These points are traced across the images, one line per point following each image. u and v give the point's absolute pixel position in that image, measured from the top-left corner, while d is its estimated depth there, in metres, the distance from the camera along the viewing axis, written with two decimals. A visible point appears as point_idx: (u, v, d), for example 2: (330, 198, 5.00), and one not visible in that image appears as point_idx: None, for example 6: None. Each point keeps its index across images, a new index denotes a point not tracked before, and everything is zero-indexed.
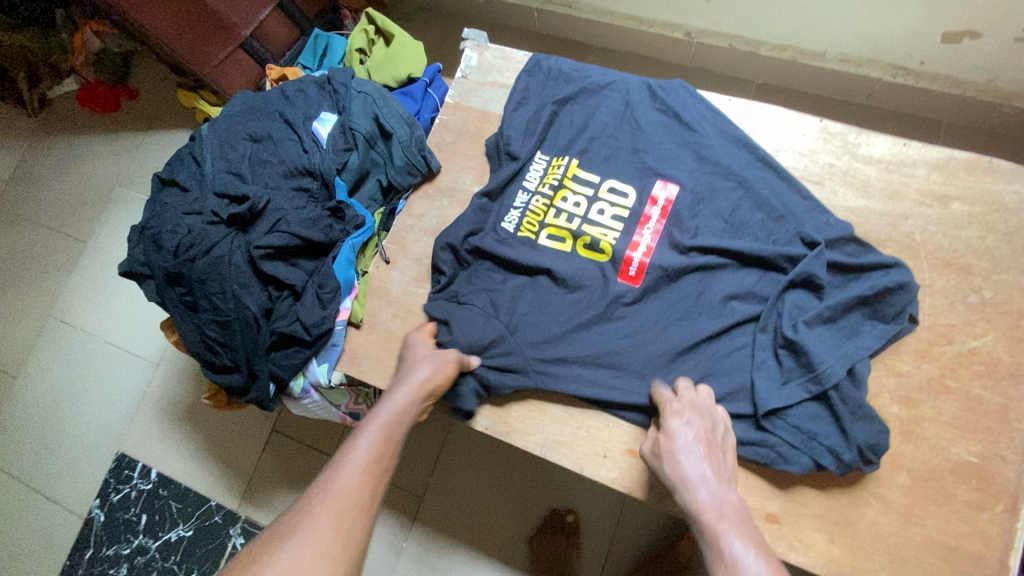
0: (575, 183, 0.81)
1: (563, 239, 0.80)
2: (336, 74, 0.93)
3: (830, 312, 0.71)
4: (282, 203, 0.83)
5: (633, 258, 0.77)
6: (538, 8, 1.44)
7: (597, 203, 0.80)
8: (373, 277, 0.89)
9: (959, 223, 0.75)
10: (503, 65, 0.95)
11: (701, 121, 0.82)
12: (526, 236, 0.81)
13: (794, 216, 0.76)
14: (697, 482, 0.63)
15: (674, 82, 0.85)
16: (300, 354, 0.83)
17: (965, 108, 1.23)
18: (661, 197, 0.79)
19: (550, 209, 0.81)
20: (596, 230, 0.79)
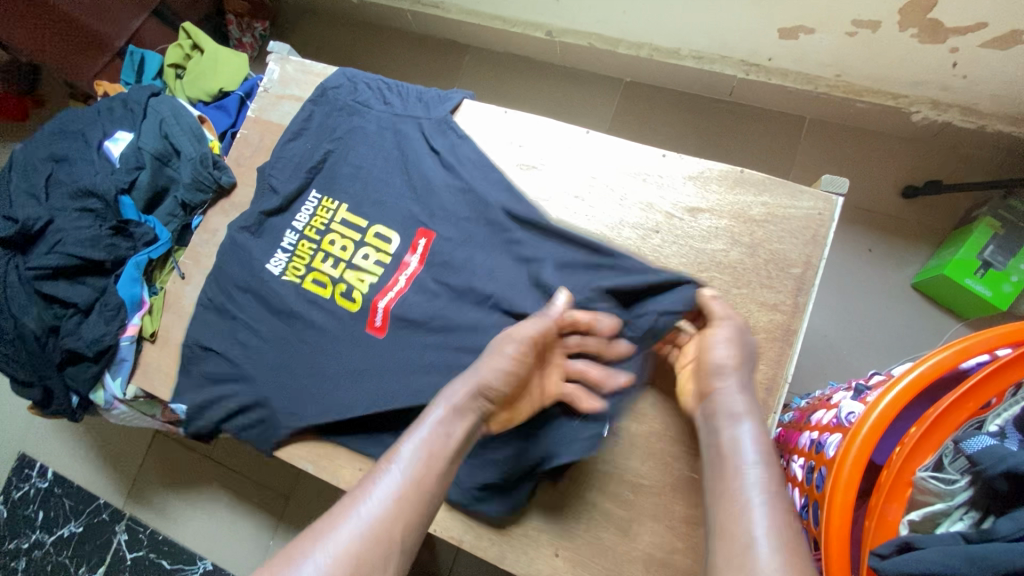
0: (340, 225, 0.83)
1: (324, 286, 0.81)
2: (135, 94, 0.96)
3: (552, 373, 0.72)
4: (63, 223, 0.85)
5: (380, 309, 0.78)
6: (410, 10, 1.44)
7: (362, 250, 0.82)
8: (168, 291, 0.91)
9: (707, 235, 0.75)
10: (302, 78, 0.95)
11: (464, 164, 0.83)
12: (290, 280, 0.82)
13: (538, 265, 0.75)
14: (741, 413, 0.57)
15: (447, 119, 0.86)
16: (88, 369, 0.87)
17: (823, 105, 1.22)
18: (420, 246, 0.81)
19: (315, 252, 0.83)
20: (354, 277, 0.81)
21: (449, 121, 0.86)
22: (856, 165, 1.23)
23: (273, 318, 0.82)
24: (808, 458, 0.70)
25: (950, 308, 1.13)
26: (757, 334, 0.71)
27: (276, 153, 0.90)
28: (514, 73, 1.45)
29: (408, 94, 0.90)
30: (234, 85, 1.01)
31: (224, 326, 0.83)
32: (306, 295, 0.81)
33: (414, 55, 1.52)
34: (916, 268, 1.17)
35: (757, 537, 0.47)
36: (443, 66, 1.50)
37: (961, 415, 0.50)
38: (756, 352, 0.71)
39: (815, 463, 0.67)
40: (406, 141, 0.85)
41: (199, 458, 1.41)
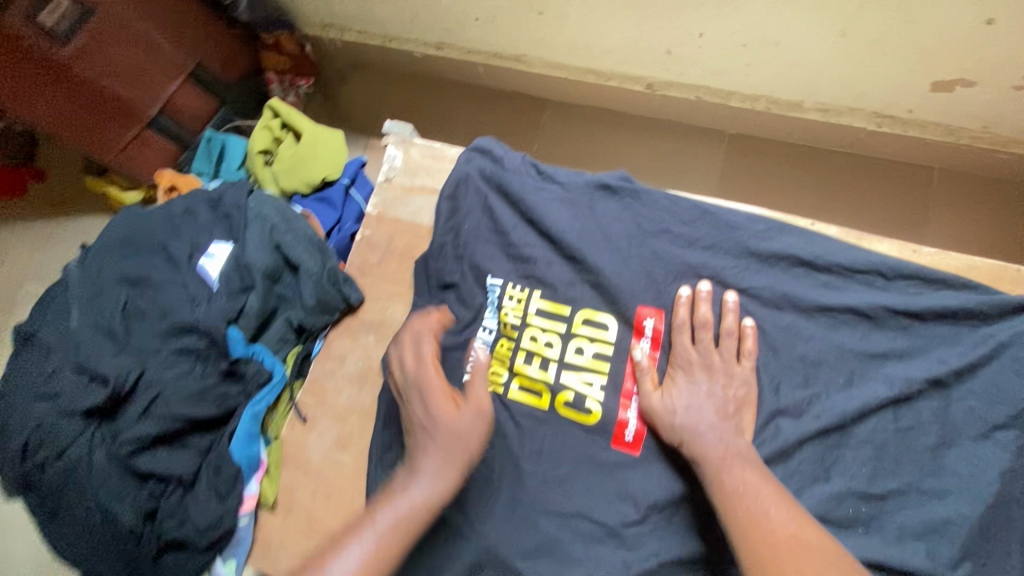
0: (538, 315, 0.71)
1: (539, 393, 0.69)
2: (229, 193, 0.78)
3: (842, 520, 0.59)
4: (157, 373, 0.66)
5: (628, 420, 0.66)
6: (483, 63, 1.30)
7: (572, 342, 0.70)
8: (287, 442, 0.72)
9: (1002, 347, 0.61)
10: (435, 165, 0.79)
11: (671, 262, 0.70)
12: (494, 391, 0.71)
13: (790, 397, 0.63)
14: (696, 414, 0.60)
15: (628, 205, 0.73)
16: (196, 559, 0.67)
17: (958, 156, 1.13)
18: (648, 327, 0.68)
19: (515, 354, 0.71)
20: (579, 380, 0.69)
21: (630, 182, 0.73)
22: (996, 218, 1.15)
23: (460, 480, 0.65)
24: None
25: None
26: None
27: (431, 249, 0.75)
28: (601, 129, 1.33)
29: (567, 168, 0.77)
30: (338, 172, 0.85)
31: None
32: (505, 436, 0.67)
33: (485, 111, 1.38)
34: None
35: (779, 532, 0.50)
36: (520, 122, 1.37)
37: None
38: None
39: None
40: (599, 220, 0.73)
41: None
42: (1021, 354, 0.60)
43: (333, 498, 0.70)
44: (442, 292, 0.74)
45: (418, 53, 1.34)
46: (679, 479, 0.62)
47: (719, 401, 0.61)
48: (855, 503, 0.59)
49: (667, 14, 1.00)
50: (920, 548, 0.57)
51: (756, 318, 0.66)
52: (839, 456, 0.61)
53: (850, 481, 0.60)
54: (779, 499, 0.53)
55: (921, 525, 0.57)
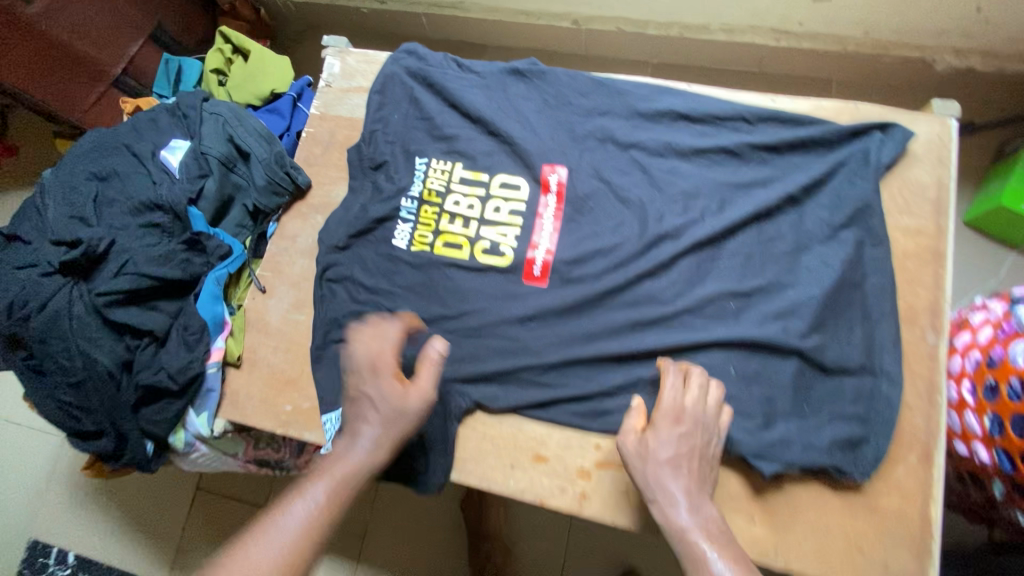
0: (460, 183, 0.81)
1: (461, 246, 0.79)
2: (185, 99, 0.88)
3: (718, 314, 0.70)
4: (129, 242, 0.76)
5: (535, 258, 0.77)
6: (425, 13, 1.41)
7: (491, 202, 0.80)
8: (249, 309, 0.82)
9: (842, 166, 0.73)
10: (367, 68, 0.89)
11: (573, 127, 0.81)
12: (420, 250, 0.80)
13: (673, 224, 0.74)
14: (678, 497, 0.58)
15: (535, 85, 0.84)
16: (171, 406, 0.76)
17: (850, 65, 1.26)
18: (554, 181, 0.79)
19: (439, 217, 0.80)
20: (495, 232, 0.79)
21: (537, 67, 0.84)
22: None
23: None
24: (979, 378, 0.69)
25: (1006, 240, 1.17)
26: (908, 260, 0.71)
27: (364, 136, 0.85)
28: None
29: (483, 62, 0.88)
30: (285, 86, 0.94)
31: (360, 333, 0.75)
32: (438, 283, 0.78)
33: None
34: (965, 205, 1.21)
35: None
36: None
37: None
38: (910, 278, 0.70)
39: (995, 378, 0.66)
40: (511, 99, 0.84)
41: (248, 509, 1.27)
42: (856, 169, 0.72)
43: (292, 351, 0.80)
44: (375, 172, 0.83)
45: (364, 9, 1.44)
46: (584, 300, 0.74)
47: (700, 505, 0.58)
48: (729, 300, 0.71)
49: None
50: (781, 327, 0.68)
51: (644, 165, 0.78)
52: (715, 266, 0.72)
53: (723, 284, 0.71)
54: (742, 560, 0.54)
55: (782, 310, 0.68)
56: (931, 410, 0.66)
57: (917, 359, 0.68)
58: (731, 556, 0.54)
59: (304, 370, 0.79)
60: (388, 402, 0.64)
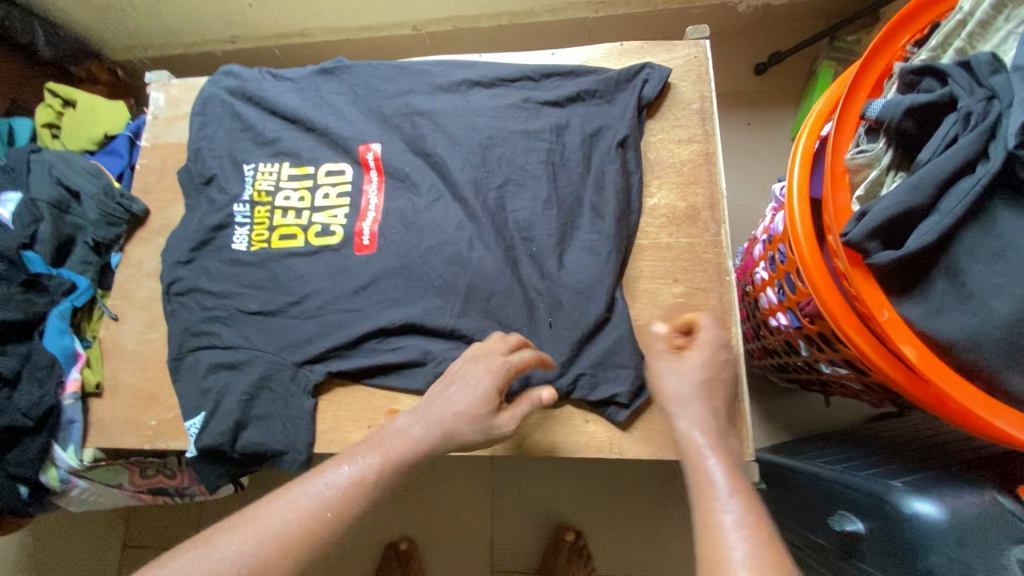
0: (287, 179, 0.85)
1: (295, 235, 0.83)
2: (12, 152, 0.90)
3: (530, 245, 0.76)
4: None
5: (363, 229, 0.81)
6: (276, 46, 1.48)
7: (319, 190, 0.84)
8: (104, 337, 0.84)
9: (616, 95, 0.80)
10: (188, 94, 0.94)
11: (380, 106, 0.85)
12: (258, 247, 0.83)
13: (478, 173, 0.80)
14: (684, 407, 0.57)
15: (343, 79, 0.89)
16: (34, 445, 0.77)
17: (667, 21, 1.38)
18: (371, 156, 0.83)
19: (272, 214, 0.84)
20: (326, 216, 0.83)
21: (343, 63, 0.90)
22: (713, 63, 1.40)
23: (246, 316, 0.80)
24: (767, 253, 0.77)
25: None
26: (685, 166, 0.79)
27: (192, 157, 0.89)
28: None
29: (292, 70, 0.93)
30: (120, 128, 0.98)
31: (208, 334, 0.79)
32: (276, 273, 0.82)
33: None
34: (790, 126, 1.33)
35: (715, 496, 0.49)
36: None
37: (878, 68, 0.56)
38: (688, 181, 0.78)
39: (773, 248, 0.74)
40: (322, 96, 0.88)
41: None
42: (624, 95, 0.80)
43: (149, 368, 0.82)
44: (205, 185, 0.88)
45: (218, 52, 1.50)
46: (410, 258, 0.78)
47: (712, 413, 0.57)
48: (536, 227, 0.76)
49: None
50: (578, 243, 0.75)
51: (444, 127, 0.82)
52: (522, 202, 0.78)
53: (530, 217, 0.77)
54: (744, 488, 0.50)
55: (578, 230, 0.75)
56: (723, 289, 0.74)
57: (705, 248, 0.75)
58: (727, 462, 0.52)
59: (165, 383, 0.81)
60: (461, 406, 0.59)
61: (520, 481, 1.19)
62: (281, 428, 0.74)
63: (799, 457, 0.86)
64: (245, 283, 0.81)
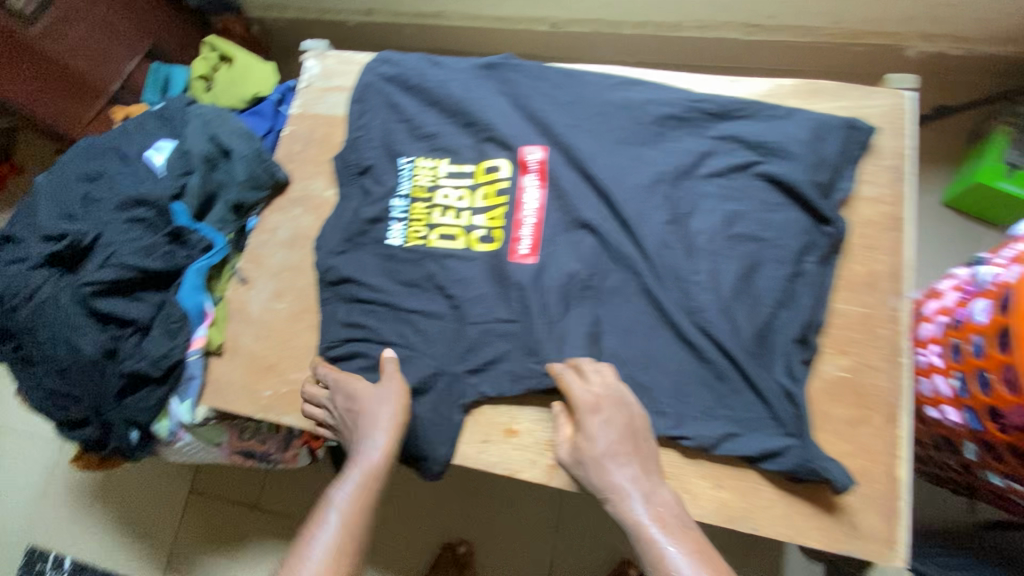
0: (446, 177, 0.83)
1: (456, 236, 0.80)
2: (173, 102, 0.92)
3: (692, 289, 0.71)
4: (114, 236, 0.78)
5: (522, 237, 0.78)
6: (409, 24, 1.47)
7: (479, 192, 0.81)
8: (231, 299, 0.84)
9: (811, 138, 0.73)
10: (344, 69, 0.93)
11: (544, 111, 0.82)
12: (416, 245, 0.81)
13: (642, 196, 0.75)
14: (628, 481, 0.64)
15: (507, 78, 0.86)
16: (153, 394, 0.78)
17: (823, 55, 1.29)
18: (533, 161, 0.80)
19: (431, 210, 0.82)
20: (486, 220, 0.80)
21: (510, 60, 0.87)
22: None
23: (380, 307, 0.79)
24: (947, 338, 0.70)
25: (980, 220, 1.20)
26: (870, 228, 0.73)
27: (350, 144, 0.87)
28: None
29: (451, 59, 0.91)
30: (269, 90, 0.99)
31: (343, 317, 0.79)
32: (416, 266, 0.80)
33: None
34: (939, 188, 1.24)
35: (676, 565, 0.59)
36: None
37: None
38: (871, 245, 0.72)
39: (960, 336, 0.67)
40: (484, 93, 0.85)
41: (239, 509, 1.28)
42: (816, 139, 0.73)
43: (271, 339, 0.82)
44: (354, 162, 0.86)
45: (351, 22, 1.50)
46: (559, 277, 0.75)
47: (649, 474, 0.65)
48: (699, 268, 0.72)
49: None
50: (742, 293, 0.70)
51: (612, 150, 0.78)
52: (685, 237, 0.73)
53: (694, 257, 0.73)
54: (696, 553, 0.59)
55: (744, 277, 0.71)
56: (896, 371, 0.68)
57: (881, 321, 0.69)
58: (681, 535, 0.61)
59: (286, 356, 0.81)
60: (377, 440, 0.70)
61: (589, 513, 1.15)
62: (409, 437, 0.73)
63: (930, 565, 0.73)
64: (386, 271, 0.81)
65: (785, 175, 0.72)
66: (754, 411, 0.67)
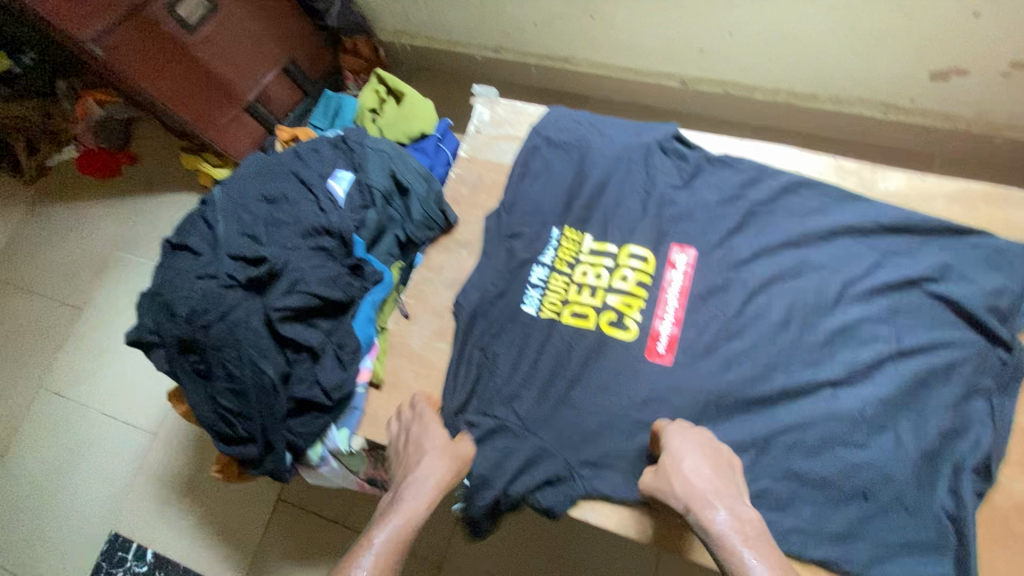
0: (587, 255, 0.84)
1: (586, 317, 0.81)
2: (350, 133, 0.95)
3: (883, 389, 0.71)
4: (299, 262, 0.81)
5: (661, 333, 0.78)
6: (536, 64, 1.50)
7: (617, 275, 0.82)
8: (393, 333, 0.87)
9: (1007, 252, 0.74)
10: (514, 119, 0.96)
11: (724, 188, 0.84)
12: (549, 317, 0.82)
13: (829, 287, 0.76)
14: (713, 500, 0.63)
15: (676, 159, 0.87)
16: (319, 420, 0.80)
17: (959, 142, 1.29)
18: (679, 261, 0.81)
19: (569, 287, 0.83)
20: (620, 305, 0.81)
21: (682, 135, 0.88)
22: None
23: (550, 364, 0.79)
24: None
25: None
26: None
27: (516, 198, 0.89)
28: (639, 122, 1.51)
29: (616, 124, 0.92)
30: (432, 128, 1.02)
31: (510, 369, 0.80)
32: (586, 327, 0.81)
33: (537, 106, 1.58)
34: None
35: None
36: None
37: None
38: None
39: None
40: (653, 167, 0.87)
41: (326, 524, 1.29)
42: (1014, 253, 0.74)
43: (431, 378, 0.84)
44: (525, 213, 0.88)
45: (478, 55, 1.54)
46: (738, 358, 0.75)
47: (729, 496, 0.64)
48: (888, 368, 0.72)
49: (700, 15, 1.17)
50: (932, 400, 0.71)
51: (795, 239, 0.79)
52: (874, 334, 0.74)
53: (885, 355, 0.72)
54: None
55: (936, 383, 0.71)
56: None
57: None
58: (765, 552, 0.59)
59: None
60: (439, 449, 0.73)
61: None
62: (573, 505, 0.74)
63: None
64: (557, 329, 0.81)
65: (982, 286, 0.73)
66: (945, 523, 0.66)
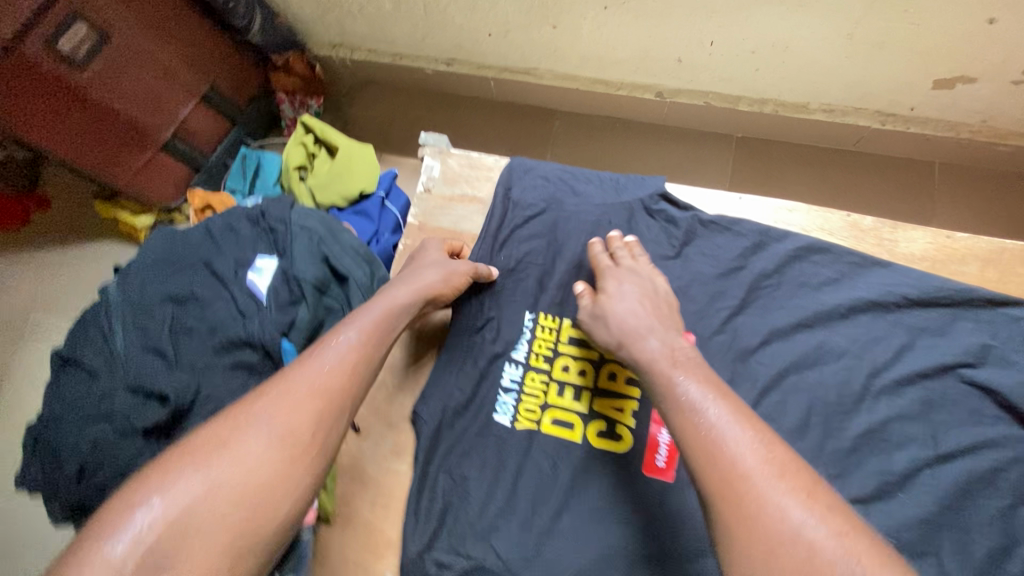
0: (569, 347, 0.72)
1: (572, 425, 0.69)
2: (272, 207, 0.78)
3: (925, 502, 0.61)
4: (215, 389, 0.66)
5: (660, 441, 0.67)
6: (494, 78, 1.33)
7: (605, 371, 0.70)
8: (342, 453, 0.73)
9: None
10: (472, 174, 0.83)
11: (723, 259, 0.72)
12: (527, 428, 0.69)
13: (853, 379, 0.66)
14: (646, 333, 0.58)
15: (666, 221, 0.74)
16: None
17: (958, 150, 1.18)
18: None
19: (550, 387, 0.70)
20: (610, 409, 0.69)
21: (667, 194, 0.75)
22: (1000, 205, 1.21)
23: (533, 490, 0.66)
24: None
25: None
26: None
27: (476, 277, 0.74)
28: (611, 137, 1.37)
29: (594, 180, 0.79)
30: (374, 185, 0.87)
31: (486, 498, 0.66)
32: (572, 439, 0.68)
33: (498, 123, 1.42)
34: None
35: (741, 443, 0.45)
36: (535, 131, 1.40)
37: None
38: None
39: None
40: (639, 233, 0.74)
41: None
42: None
43: (392, 507, 0.71)
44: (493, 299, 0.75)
45: (428, 70, 1.36)
46: None
47: (663, 328, 0.59)
48: (928, 475, 0.62)
49: (677, 26, 1.02)
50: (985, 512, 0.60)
51: (807, 319, 0.68)
52: (908, 434, 0.63)
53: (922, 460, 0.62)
54: (753, 424, 0.47)
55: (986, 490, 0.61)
56: None
57: None
58: (702, 376, 0.51)
59: None
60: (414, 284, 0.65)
61: None
62: None
63: None
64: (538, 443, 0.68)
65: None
66: None
